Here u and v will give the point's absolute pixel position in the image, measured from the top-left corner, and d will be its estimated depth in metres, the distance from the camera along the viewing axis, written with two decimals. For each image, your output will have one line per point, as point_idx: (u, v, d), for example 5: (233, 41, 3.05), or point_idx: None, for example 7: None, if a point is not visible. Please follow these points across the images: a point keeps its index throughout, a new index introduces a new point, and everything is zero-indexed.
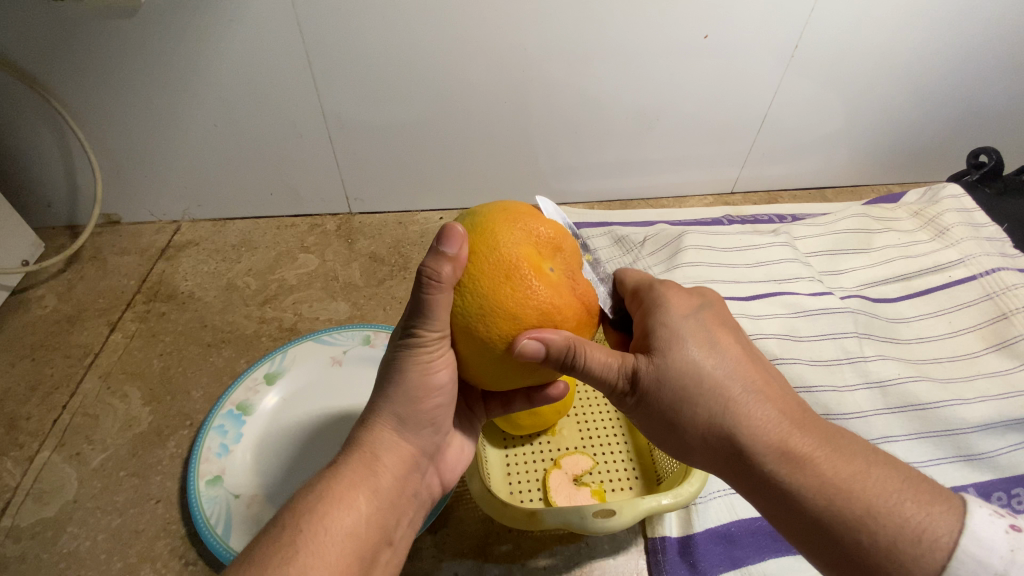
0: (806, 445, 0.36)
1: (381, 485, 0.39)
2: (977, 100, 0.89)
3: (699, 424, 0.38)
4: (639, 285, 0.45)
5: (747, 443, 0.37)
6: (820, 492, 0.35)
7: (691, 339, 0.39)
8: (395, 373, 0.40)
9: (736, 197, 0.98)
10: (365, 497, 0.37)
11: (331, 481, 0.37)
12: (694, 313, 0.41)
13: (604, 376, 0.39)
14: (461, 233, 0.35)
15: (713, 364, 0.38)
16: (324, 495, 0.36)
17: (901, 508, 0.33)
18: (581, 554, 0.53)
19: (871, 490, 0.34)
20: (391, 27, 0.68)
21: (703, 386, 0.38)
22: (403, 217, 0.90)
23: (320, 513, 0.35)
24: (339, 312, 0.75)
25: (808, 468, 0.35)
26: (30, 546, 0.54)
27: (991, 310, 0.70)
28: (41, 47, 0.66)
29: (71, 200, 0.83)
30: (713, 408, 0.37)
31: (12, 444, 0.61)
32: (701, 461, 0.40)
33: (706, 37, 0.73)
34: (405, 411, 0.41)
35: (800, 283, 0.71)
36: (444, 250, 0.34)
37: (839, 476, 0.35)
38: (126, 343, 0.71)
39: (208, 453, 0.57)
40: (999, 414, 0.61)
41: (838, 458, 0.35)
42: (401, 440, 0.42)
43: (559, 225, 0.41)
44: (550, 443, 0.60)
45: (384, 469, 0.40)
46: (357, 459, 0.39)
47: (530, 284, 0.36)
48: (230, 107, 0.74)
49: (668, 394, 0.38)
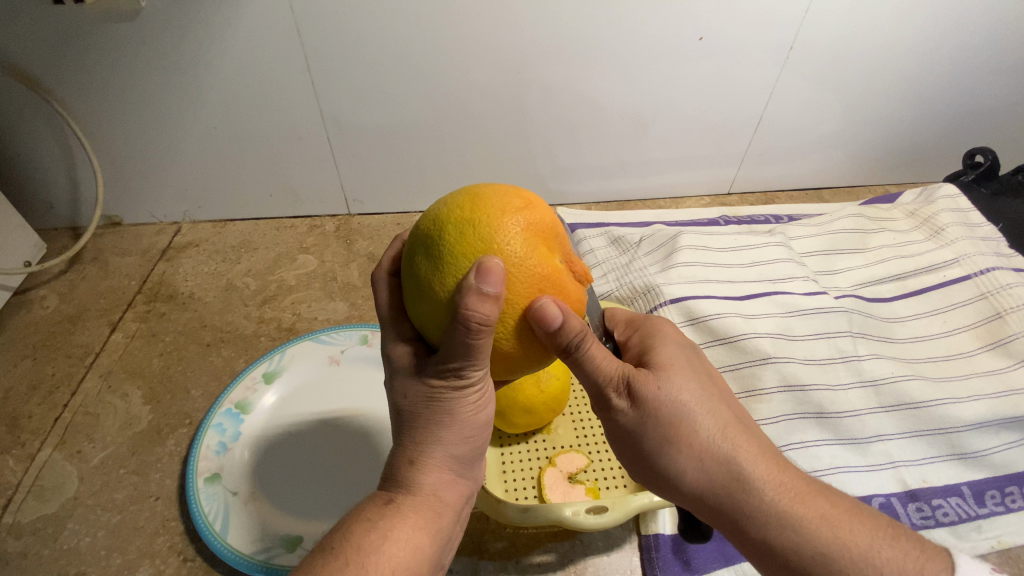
0: (795, 479, 0.38)
1: (442, 527, 0.38)
2: (975, 99, 0.89)
3: (701, 449, 0.38)
4: (635, 319, 0.47)
5: (752, 470, 0.37)
6: (823, 526, 0.36)
7: (692, 368, 0.41)
8: (445, 415, 0.38)
9: (733, 198, 0.98)
10: (428, 541, 0.37)
11: (395, 519, 0.36)
12: (686, 348, 0.44)
13: (601, 372, 0.39)
14: (500, 272, 0.32)
15: (717, 396, 0.40)
16: (390, 534, 0.36)
17: (897, 542, 0.36)
18: (576, 551, 0.54)
19: (865, 525, 0.37)
20: (390, 31, 0.68)
21: (711, 414, 0.39)
22: (402, 218, 0.90)
23: (386, 557, 0.34)
24: (338, 311, 0.76)
25: (803, 499, 0.37)
26: (31, 543, 0.55)
27: (985, 310, 0.70)
28: (42, 50, 0.67)
29: (72, 201, 0.84)
30: (717, 432, 0.39)
31: (14, 442, 0.62)
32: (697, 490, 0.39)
33: (702, 40, 0.74)
34: (461, 451, 0.40)
35: (795, 283, 0.72)
36: (489, 292, 0.32)
37: (829, 509, 0.37)
38: (127, 343, 0.72)
39: (207, 451, 0.57)
40: (992, 412, 0.62)
41: (831, 495, 0.38)
42: (458, 480, 0.41)
43: (545, 206, 0.37)
44: (545, 441, 0.60)
45: (445, 509, 0.39)
46: (422, 499, 0.38)
47: (560, 289, 0.36)
48: (229, 109, 0.75)
49: (670, 412, 0.39)
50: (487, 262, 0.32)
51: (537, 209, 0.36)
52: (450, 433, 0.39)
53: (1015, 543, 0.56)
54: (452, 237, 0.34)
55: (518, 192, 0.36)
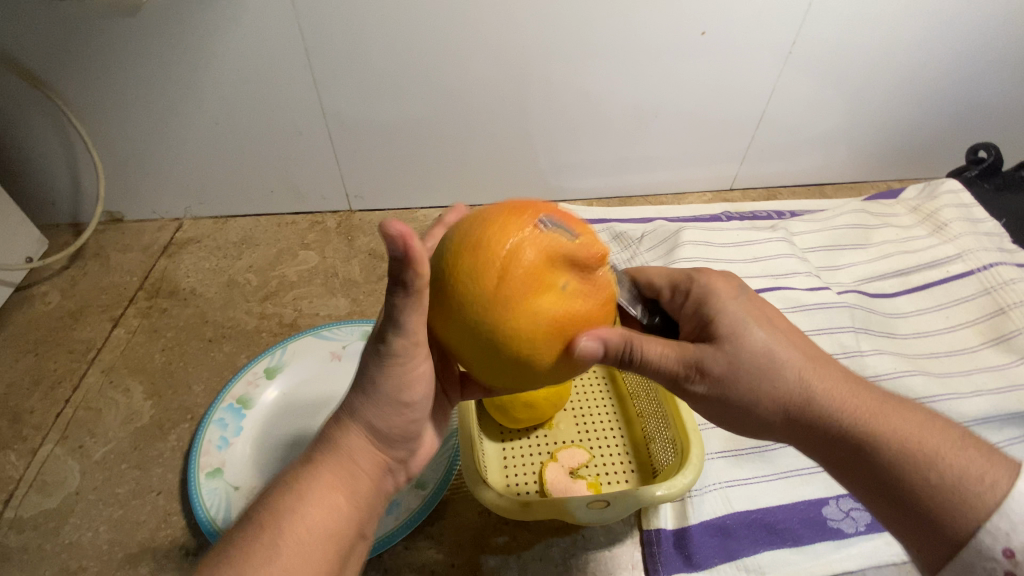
0: (870, 408, 0.36)
1: (360, 487, 0.39)
2: (978, 94, 0.88)
3: (772, 396, 0.37)
4: (675, 279, 0.44)
5: (822, 411, 0.36)
6: (897, 450, 0.34)
7: (747, 314, 0.39)
8: (366, 381, 0.38)
9: (735, 193, 0.98)
10: (347, 501, 0.38)
11: (310, 481, 0.37)
12: (740, 293, 0.41)
13: (664, 368, 0.38)
14: (407, 235, 0.29)
15: (778, 339, 0.38)
16: (305, 496, 0.36)
17: (970, 455, 0.33)
18: (577, 546, 0.54)
19: (941, 441, 0.34)
20: (392, 27, 0.68)
21: (777, 363, 0.37)
22: (403, 215, 0.90)
23: (301, 519, 0.35)
24: (339, 307, 0.76)
25: (879, 429, 0.35)
26: (32, 537, 0.55)
27: (988, 306, 0.70)
28: (43, 46, 0.67)
29: (74, 196, 0.84)
30: (786, 381, 0.37)
31: (16, 436, 0.62)
32: (776, 435, 0.39)
33: (704, 34, 0.73)
34: (383, 423, 0.40)
35: (797, 279, 0.72)
36: (394, 255, 0.29)
37: (907, 429, 0.35)
38: (128, 338, 0.72)
39: (208, 446, 0.57)
40: (995, 408, 0.61)
41: (907, 415, 0.35)
42: (379, 447, 0.40)
43: (522, 231, 0.35)
44: (547, 436, 0.60)
45: (363, 473, 0.39)
46: (337, 462, 0.39)
47: (577, 317, 0.36)
48: (231, 105, 0.75)
49: (742, 368, 0.37)
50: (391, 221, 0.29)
51: (519, 252, 0.34)
52: (375, 405, 0.39)
53: None
54: (460, 316, 0.35)
55: (489, 242, 0.34)
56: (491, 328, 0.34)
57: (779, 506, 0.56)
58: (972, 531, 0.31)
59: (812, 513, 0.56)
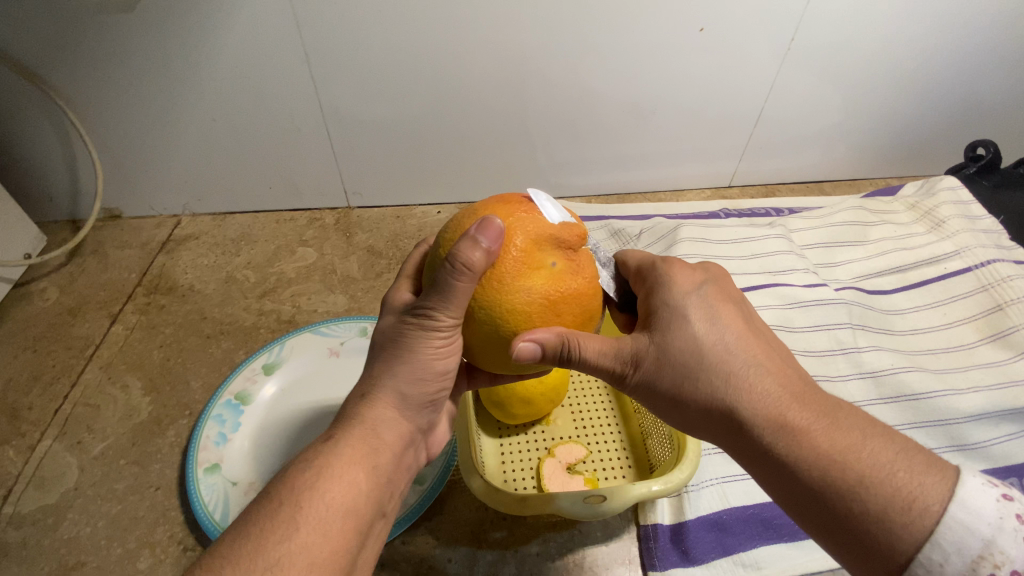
0: (804, 418, 0.35)
1: (381, 461, 0.38)
2: (976, 92, 0.88)
3: (699, 399, 0.37)
4: (642, 265, 0.43)
5: (746, 417, 0.35)
6: (815, 465, 0.34)
7: (694, 315, 0.38)
8: (406, 351, 0.38)
9: (733, 190, 0.98)
10: (367, 475, 0.36)
11: (329, 455, 0.36)
12: (697, 289, 0.39)
13: (602, 366, 0.38)
14: (499, 227, 0.34)
15: (715, 339, 0.37)
16: (324, 471, 0.35)
17: (893, 477, 0.32)
18: (574, 541, 0.54)
19: (866, 459, 0.33)
20: (390, 26, 0.68)
21: (705, 363, 0.36)
22: (401, 211, 0.90)
23: (321, 493, 0.34)
24: (338, 303, 0.76)
25: (808, 443, 0.34)
26: (31, 533, 0.55)
27: (986, 302, 0.70)
28: (41, 43, 0.67)
29: (72, 193, 0.84)
30: (713, 382, 0.36)
31: (14, 433, 0.62)
32: (703, 434, 0.39)
33: (702, 31, 0.73)
34: (410, 389, 0.40)
35: (795, 275, 0.72)
36: (480, 239, 0.33)
37: (838, 446, 0.34)
38: (127, 335, 0.72)
39: (207, 442, 0.57)
40: (992, 405, 0.61)
41: (835, 429, 0.34)
42: (402, 417, 0.40)
43: (510, 217, 0.37)
44: (545, 432, 0.60)
45: (384, 446, 0.38)
46: (356, 435, 0.38)
47: (569, 297, 0.36)
48: (229, 102, 0.75)
49: (677, 373, 0.37)
50: (487, 218, 0.34)
51: (507, 235, 0.36)
52: (404, 371, 0.39)
53: None
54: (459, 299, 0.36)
55: None
56: (487, 306, 0.35)
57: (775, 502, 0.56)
58: (907, 556, 0.31)
59: None
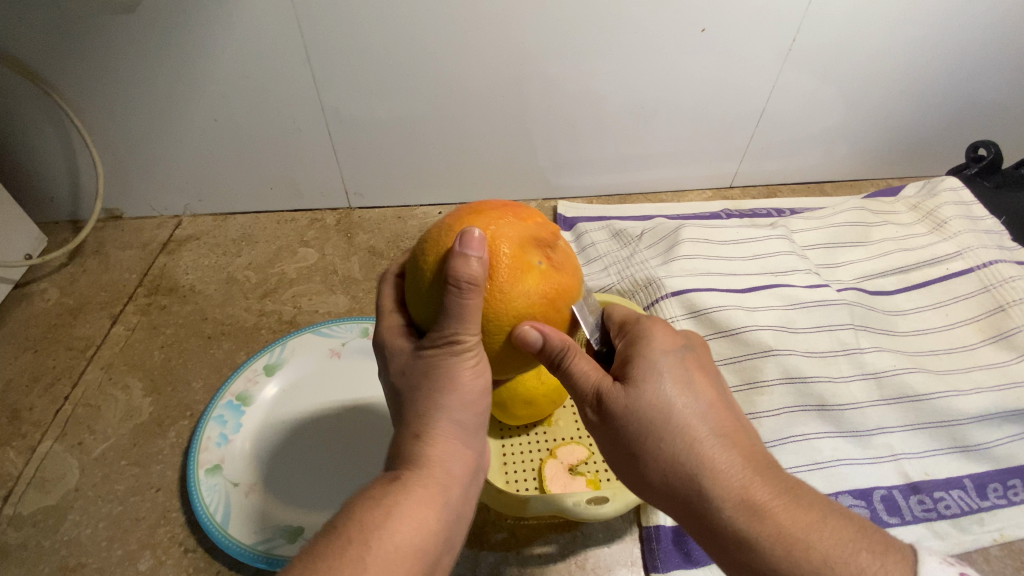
0: (766, 493, 0.35)
1: (449, 498, 0.36)
2: (978, 92, 0.88)
3: (663, 465, 0.36)
4: (626, 320, 0.43)
5: (709, 488, 0.35)
6: (776, 543, 0.34)
7: (668, 375, 0.37)
8: (445, 381, 0.36)
9: (734, 191, 0.98)
10: (436, 518, 0.35)
11: (400, 492, 0.34)
12: (674, 350, 0.39)
13: (580, 387, 0.39)
14: (479, 236, 0.34)
15: (685, 405, 0.36)
16: (393, 509, 0.33)
17: (853, 560, 0.33)
18: (576, 543, 0.54)
19: (825, 539, 0.34)
20: (390, 24, 0.68)
21: (673, 429, 0.36)
22: (402, 212, 0.90)
23: (390, 534, 0.32)
24: (338, 304, 0.76)
25: (767, 516, 0.34)
26: (32, 534, 0.55)
27: (988, 303, 0.70)
28: (41, 43, 0.67)
29: (73, 193, 0.84)
30: (679, 449, 0.36)
31: (15, 434, 0.62)
32: (661, 498, 0.38)
33: (703, 31, 0.73)
34: (467, 415, 0.38)
35: (797, 276, 0.72)
36: (469, 252, 0.33)
37: (797, 524, 0.34)
38: (128, 336, 0.72)
39: (208, 443, 0.57)
40: (995, 406, 0.61)
41: (796, 508, 0.35)
42: (466, 447, 0.38)
43: (488, 227, 0.36)
44: (546, 433, 0.60)
45: (453, 482, 0.37)
46: (428, 470, 0.36)
47: (563, 289, 0.37)
48: (229, 102, 0.75)
49: (641, 427, 0.37)
50: (466, 234, 0.34)
51: (494, 247, 0.35)
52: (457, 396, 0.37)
53: (1017, 536, 0.56)
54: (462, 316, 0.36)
55: None
56: (496, 316, 0.36)
57: None
58: None
59: None
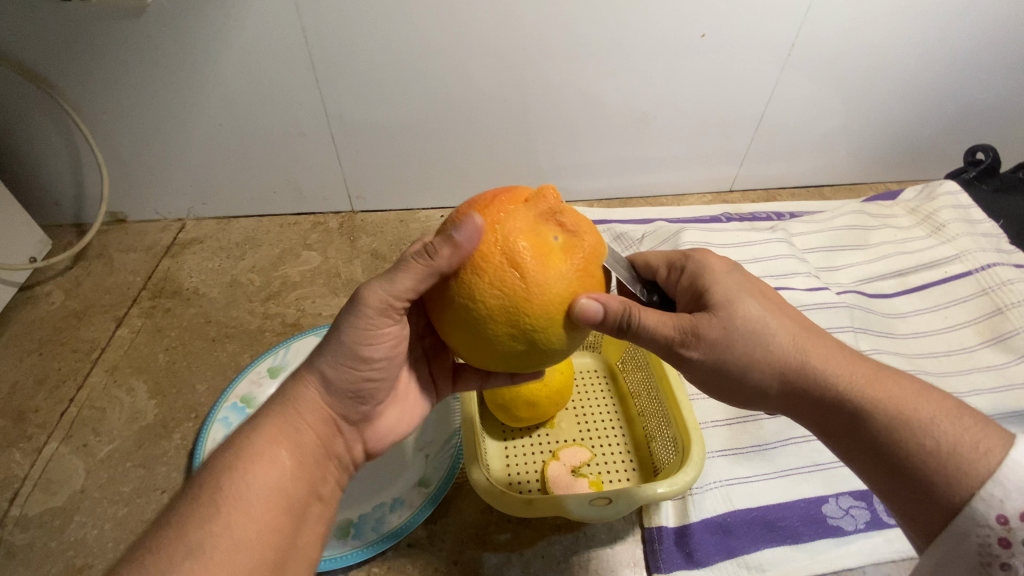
0: (863, 371, 0.35)
1: (304, 443, 0.39)
2: (976, 96, 0.89)
3: (762, 360, 0.37)
4: (672, 258, 0.44)
5: (809, 372, 0.36)
6: (881, 410, 0.34)
7: (746, 287, 0.39)
8: (334, 327, 0.40)
9: (734, 195, 0.98)
10: (292, 456, 0.38)
11: (251, 438, 0.37)
12: (741, 269, 0.41)
13: (661, 335, 0.38)
14: (478, 225, 0.33)
15: (768, 307, 0.38)
16: (246, 452, 0.36)
17: (960, 420, 0.32)
18: (579, 544, 0.54)
19: (930, 405, 0.33)
20: (393, 29, 0.69)
21: (764, 328, 0.37)
22: (405, 216, 0.91)
23: (244, 475, 0.35)
24: (342, 307, 0.76)
25: (868, 389, 0.35)
26: (38, 535, 0.55)
27: (987, 305, 0.71)
28: (49, 48, 0.68)
29: (78, 197, 0.84)
30: (774, 342, 0.37)
31: (21, 436, 0.62)
32: (766, 401, 0.39)
33: (703, 36, 0.74)
34: (333, 374, 0.41)
35: (797, 279, 0.73)
36: (455, 237, 0.33)
37: (901, 398, 0.34)
38: (133, 338, 0.72)
39: (213, 444, 0.58)
40: (994, 407, 0.62)
41: (896, 381, 0.35)
42: (326, 401, 0.41)
43: (495, 225, 0.34)
44: (549, 435, 0.60)
45: (305, 427, 0.40)
46: (278, 418, 0.39)
47: (588, 253, 0.36)
48: (233, 106, 0.75)
49: (737, 343, 0.37)
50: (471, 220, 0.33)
51: (509, 246, 0.34)
52: (331, 354, 0.40)
53: None
54: (507, 327, 0.34)
55: (478, 258, 0.34)
56: (545, 312, 0.34)
57: (779, 504, 0.57)
58: (971, 492, 0.30)
59: (812, 511, 0.56)
